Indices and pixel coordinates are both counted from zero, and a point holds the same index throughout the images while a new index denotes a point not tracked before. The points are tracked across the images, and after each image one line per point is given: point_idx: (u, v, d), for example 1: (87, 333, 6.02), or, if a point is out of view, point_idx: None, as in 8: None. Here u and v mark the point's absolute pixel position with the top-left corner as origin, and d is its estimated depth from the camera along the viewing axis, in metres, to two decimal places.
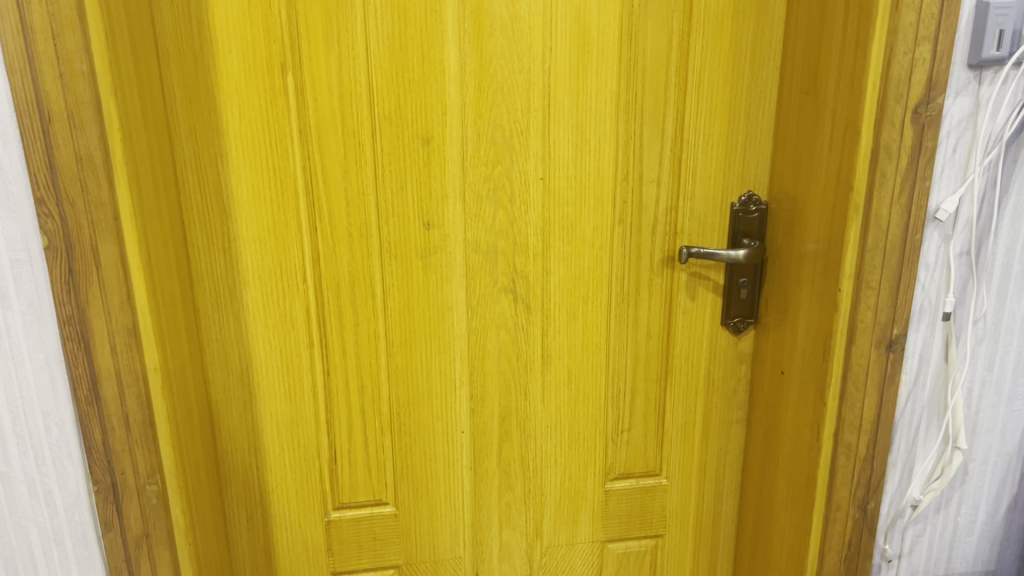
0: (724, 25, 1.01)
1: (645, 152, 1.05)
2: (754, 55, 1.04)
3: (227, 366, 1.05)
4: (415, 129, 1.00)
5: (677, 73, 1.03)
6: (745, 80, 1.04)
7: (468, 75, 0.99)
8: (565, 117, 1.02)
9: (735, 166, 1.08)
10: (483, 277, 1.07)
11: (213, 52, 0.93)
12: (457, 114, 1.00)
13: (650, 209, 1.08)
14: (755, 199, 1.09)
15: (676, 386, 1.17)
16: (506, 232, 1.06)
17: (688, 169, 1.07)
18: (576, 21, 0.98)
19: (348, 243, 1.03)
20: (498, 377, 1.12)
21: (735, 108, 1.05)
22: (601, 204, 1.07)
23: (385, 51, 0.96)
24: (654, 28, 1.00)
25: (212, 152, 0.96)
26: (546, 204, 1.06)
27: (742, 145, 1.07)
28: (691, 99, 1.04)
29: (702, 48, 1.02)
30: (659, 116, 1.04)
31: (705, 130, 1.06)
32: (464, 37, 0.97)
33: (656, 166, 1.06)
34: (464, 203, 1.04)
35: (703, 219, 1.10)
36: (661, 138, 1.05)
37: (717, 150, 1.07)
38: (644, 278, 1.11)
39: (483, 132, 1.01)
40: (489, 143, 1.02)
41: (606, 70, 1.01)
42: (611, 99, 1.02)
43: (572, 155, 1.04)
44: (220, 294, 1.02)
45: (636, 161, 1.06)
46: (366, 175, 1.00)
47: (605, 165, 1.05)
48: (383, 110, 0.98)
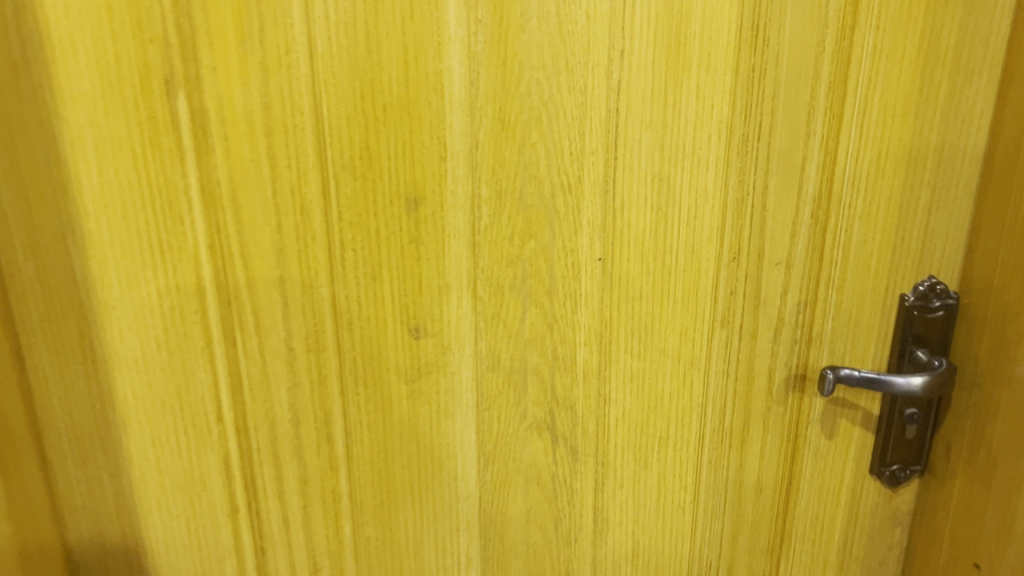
0: (919, 12, 0.60)
1: (770, 218, 0.65)
2: (962, 60, 0.62)
3: (103, 544, 0.67)
4: (395, 186, 0.60)
5: (831, 92, 0.62)
6: (940, 104, 0.63)
7: (483, 96, 0.59)
8: (640, 163, 0.62)
9: (912, 240, 0.67)
10: (504, 409, 0.68)
11: (46, 58, 0.54)
12: (464, 159, 0.61)
13: (773, 304, 0.68)
14: (941, 289, 0.68)
15: (793, 559, 0.77)
16: (542, 343, 0.67)
17: (837, 245, 0.67)
18: (667, 4, 0.58)
19: (288, 362, 0.64)
20: (526, 552, 0.74)
21: (921, 148, 0.64)
22: (693, 299, 0.67)
23: (343, 56, 0.57)
24: (799, 18, 0.59)
25: (55, 223, 0.58)
26: (606, 299, 0.66)
27: (926, 206, 0.66)
28: (848, 134, 0.64)
29: (875, 50, 0.61)
30: (795, 162, 0.64)
31: (869, 183, 0.65)
32: (478, 32, 0.57)
33: (786, 238, 0.66)
34: (475, 298, 0.64)
35: (855, 319, 0.69)
36: (797, 197, 0.65)
37: (886, 215, 0.66)
38: (756, 408, 0.71)
39: (507, 188, 0.62)
40: (516, 208, 0.63)
41: (714, 88, 0.61)
42: (719, 134, 0.62)
43: (651, 223, 0.64)
44: (83, 442, 0.64)
45: (754, 232, 0.66)
46: (315, 256, 0.62)
47: (702, 239, 0.65)
48: (342, 154, 0.59)
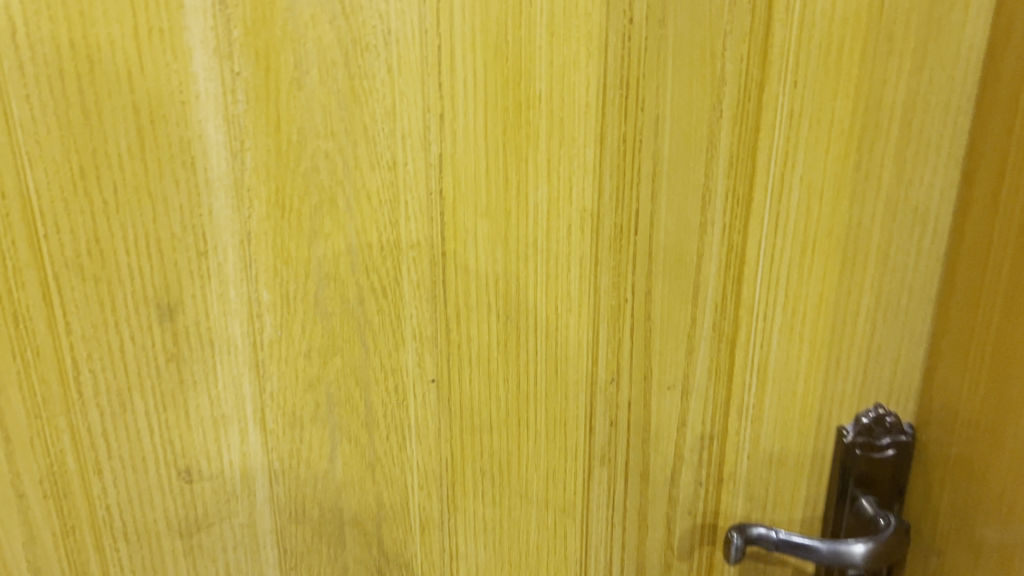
0: (850, 63, 0.44)
1: (658, 331, 0.50)
2: (911, 128, 0.46)
3: None
4: (140, 289, 0.45)
5: (733, 168, 0.46)
6: (882, 187, 0.47)
7: (252, 174, 0.44)
8: (478, 260, 0.47)
9: (848, 362, 0.51)
10: (319, 566, 0.53)
11: None
12: (233, 255, 0.45)
13: (669, 438, 0.52)
14: (892, 423, 0.52)
15: None
16: (361, 488, 0.51)
17: (751, 365, 0.51)
18: (501, 53, 0.43)
19: (22, 516, 0.48)
20: None
21: (859, 242, 0.48)
22: (560, 433, 0.51)
23: (51, 117, 0.41)
24: (683, 72, 0.44)
25: None
26: (445, 431, 0.51)
27: (867, 317, 0.50)
28: (760, 226, 0.47)
29: (792, 114, 0.45)
30: (688, 259, 0.48)
31: (790, 287, 0.49)
32: (237, 89, 0.42)
33: (681, 356, 0.50)
34: (264, 432, 0.49)
35: (778, 457, 0.53)
36: (694, 303, 0.49)
37: (814, 328, 0.50)
38: (652, 564, 0.56)
39: (296, 293, 0.46)
40: (310, 319, 0.47)
41: (572, 165, 0.46)
42: (582, 225, 0.47)
43: (498, 335, 0.49)
44: None
45: (637, 348, 0.50)
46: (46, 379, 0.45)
47: (568, 355, 0.50)
48: (63, 249, 0.43)
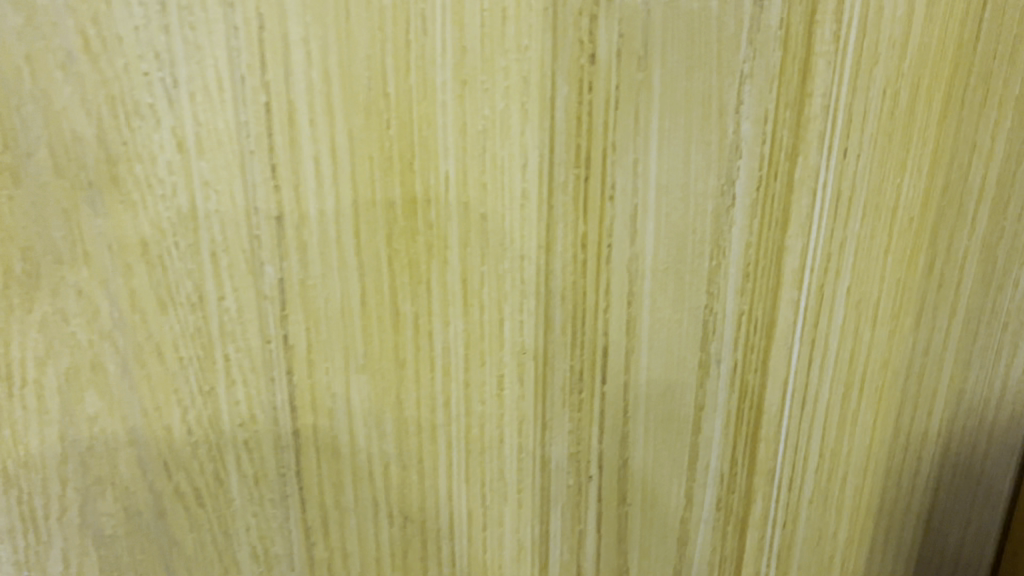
0: (926, 120, 0.29)
1: (637, 520, 0.33)
2: (1005, 211, 0.31)
3: None
4: None
5: (750, 281, 0.30)
6: (958, 297, 0.32)
7: None
8: (353, 441, 0.29)
9: (903, 534, 0.36)
10: None
11: None
12: None
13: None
14: None
15: None
16: None
17: (767, 555, 0.34)
18: (378, 116, 0.25)
19: None
20: None
21: (924, 375, 0.33)
22: None
23: None
24: (678, 140, 0.27)
25: None
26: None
27: (929, 474, 0.35)
28: (788, 360, 0.31)
29: (839, 199, 0.29)
30: (682, 415, 0.31)
31: (828, 443, 0.33)
32: None
33: (672, 550, 0.33)
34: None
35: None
36: (689, 475, 0.32)
37: (856, 494, 0.34)
38: None
39: (45, 515, 0.26)
40: (79, 548, 0.27)
41: (503, 287, 0.28)
42: (520, 376, 0.29)
43: (393, 549, 0.30)
44: None
45: (606, 545, 0.33)
46: None
47: (501, 566, 0.32)
48: None
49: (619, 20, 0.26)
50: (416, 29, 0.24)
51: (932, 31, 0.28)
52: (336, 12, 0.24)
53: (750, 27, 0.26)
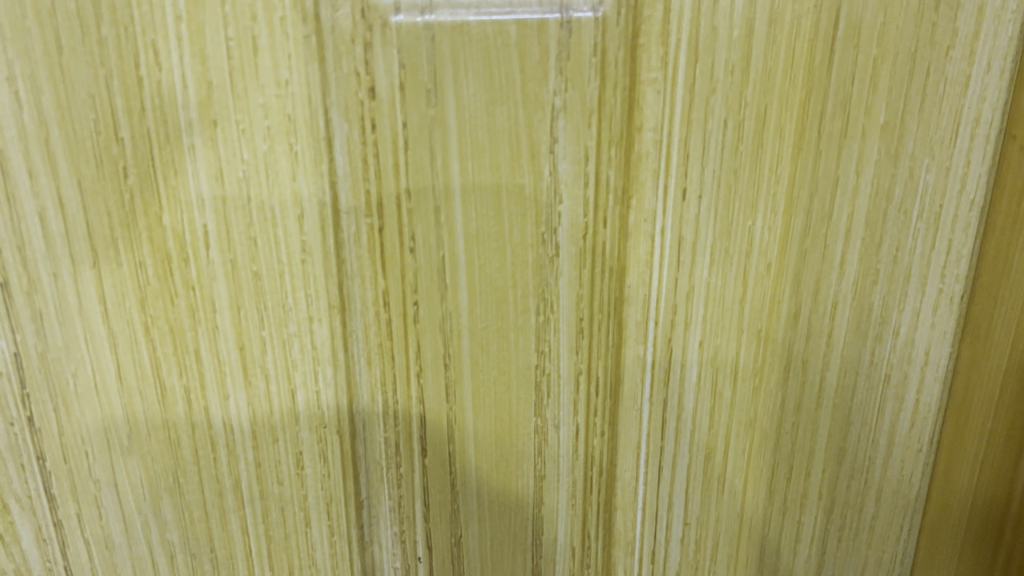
0: (778, 154, 0.25)
1: None
2: (879, 252, 0.27)
3: None
4: None
5: (586, 337, 0.26)
6: (830, 347, 0.28)
7: None
8: (128, 531, 0.25)
9: None
10: None
11: None
12: None
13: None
14: None
15: None
16: None
17: None
18: (112, 163, 0.21)
19: None
20: None
21: (798, 433, 0.29)
22: None
23: None
24: (485, 182, 0.24)
25: None
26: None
27: (812, 543, 0.31)
28: (638, 422, 0.28)
29: (681, 244, 0.26)
30: (520, 488, 0.28)
31: (692, 512, 0.30)
32: None
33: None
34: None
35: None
36: (535, 552, 0.29)
37: (730, 566, 0.31)
38: None
39: None
40: None
41: (290, 355, 0.24)
42: (323, 452, 0.26)
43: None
44: None
45: None
46: None
47: None
48: None
49: (398, 49, 0.22)
50: (146, 62, 0.21)
51: (775, 55, 0.24)
52: (43, 46, 0.20)
53: (557, 54, 0.23)
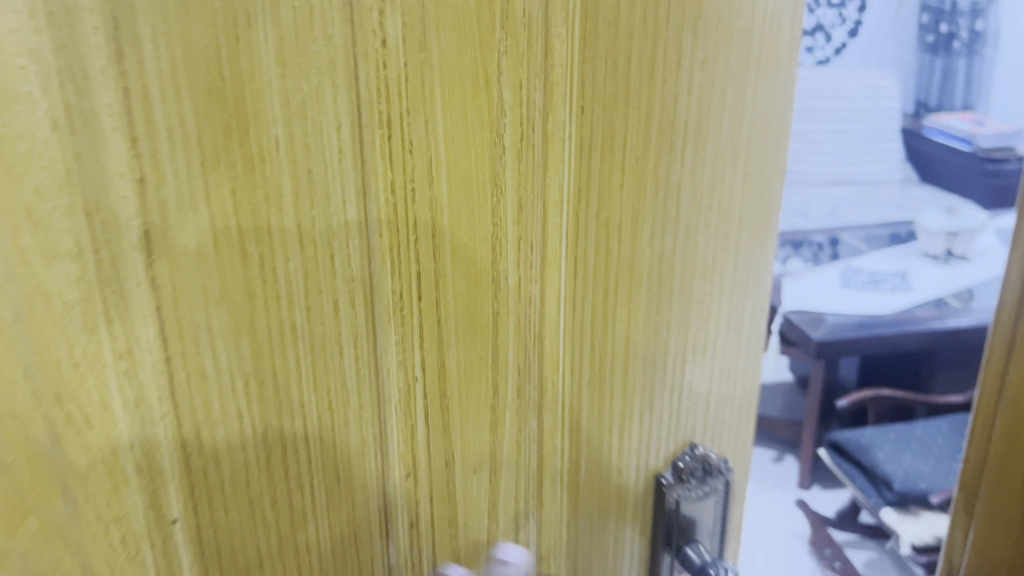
0: (639, 80, 0.39)
1: (456, 408, 0.41)
2: (706, 148, 0.41)
3: None
4: None
5: (523, 210, 0.39)
6: (681, 213, 0.42)
7: None
8: (217, 362, 0.35)
9: (665, 405, 0.46)
10: None
11: None
12: None
13: (479, 533, 0.43)
14: (704, 462, 0.48)
15: None
16: None
17: (560, 427, 0.44)
18: (216, 92, 0.32)
19: None
20: None
21: (663, 276, 0.43)
22: (355, 548, 0.41)
23: None
24: (456, 102, 0.36)
25: None
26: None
27: (676, 356, 0.45)
28: (557, 271, 0.41)
29: (580, 144, 0.39)
30: (483, 322, 0.40)
31: (596, 336, 0.43)
32: None
33: (487, 434, 0.42)
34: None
35: (603, 518, 0.47)
36: (494, 370, 0.41)
37: (624, 376, 0.44)
38: None
39: None
40: None
41: (330, 227, 0.35)
42: (352, 300, 0.37)
43: (257, 451, 0.37)
44: None
45: (434, 433, 0.41)
46: None
47: (350, 459, 0.39)
48: None
49: (401, 14, 0.34)
50: (242, 23, 0.31)
51: (634, 15, 0.38)
52: (177, 11, 0.30)
53: (501, 16, 0.35)
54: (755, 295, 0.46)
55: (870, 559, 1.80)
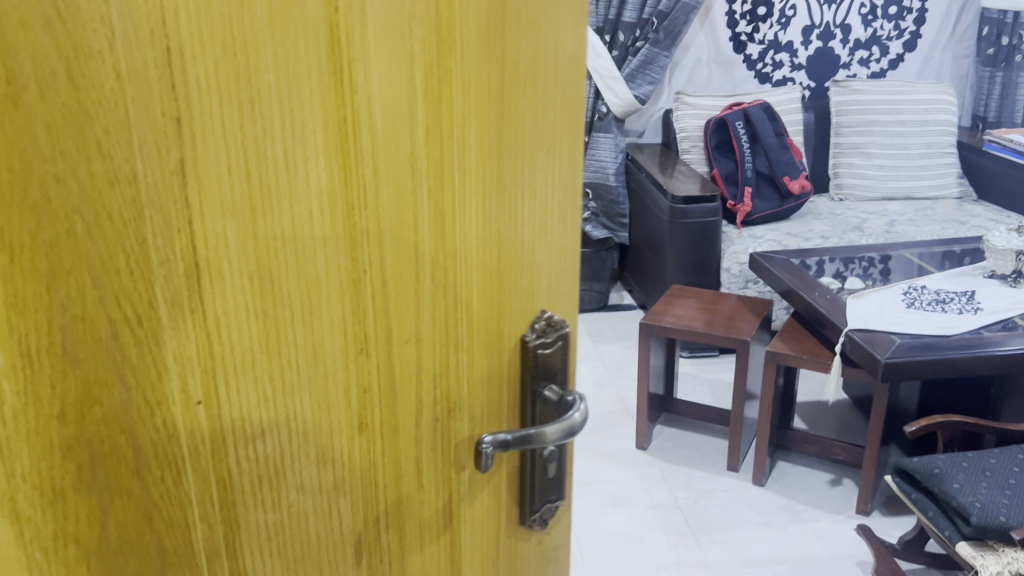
0: (496, 27, 0.52)
1: (393, 293, 0.51)
2: (535, 78, 0.55)
3: None
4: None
5: (430, 130, 0.50)
6: (520, 126, 0.55)
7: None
8: (231, 267, 0.44)
9: (523, 278, 0.59)
10: None
11: None
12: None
13: (406, 405, 0.54)
14: (553, 322, 0.63)
15: None
16: (148, 537, 0.45)
17: (461, 305, 0.55)
18: (224, 43, 0.41)
19: None
20: None
21: (516, 177, 0.56)
22: (327, 415, 0.50)
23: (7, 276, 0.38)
24: (385, 44, 0.46)
25: None
26: (212, 467, 0.46)
27: (527, 241, 0.59)
28: (450, 173, 0.52)
29: (464, 76, 0.51)
30: (408, 221, 0.50)
31: (483, 227, 0.55)
32: None
33: (411, 317, 0.52)
34: (15, 521, 0.41)
35: (481, 386, 0.58)
36: (416, 259, 0.52)
37: (498, 258, 0.57)
38: (409, 519, 0.56)
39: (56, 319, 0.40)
40: (74, 349, 0.41)
41: (302, 147, 0.45)
42: (320, 207, 0.46)
43: (258, 337, 0.46)
44: None
45: (379, 314, 0.51)
46: (74, 542, 0.43)
47: (323, 338, 0.49)
48: None
49: None
50: None
51: None
52: None
53: None
54: (572, 197, 0.62)
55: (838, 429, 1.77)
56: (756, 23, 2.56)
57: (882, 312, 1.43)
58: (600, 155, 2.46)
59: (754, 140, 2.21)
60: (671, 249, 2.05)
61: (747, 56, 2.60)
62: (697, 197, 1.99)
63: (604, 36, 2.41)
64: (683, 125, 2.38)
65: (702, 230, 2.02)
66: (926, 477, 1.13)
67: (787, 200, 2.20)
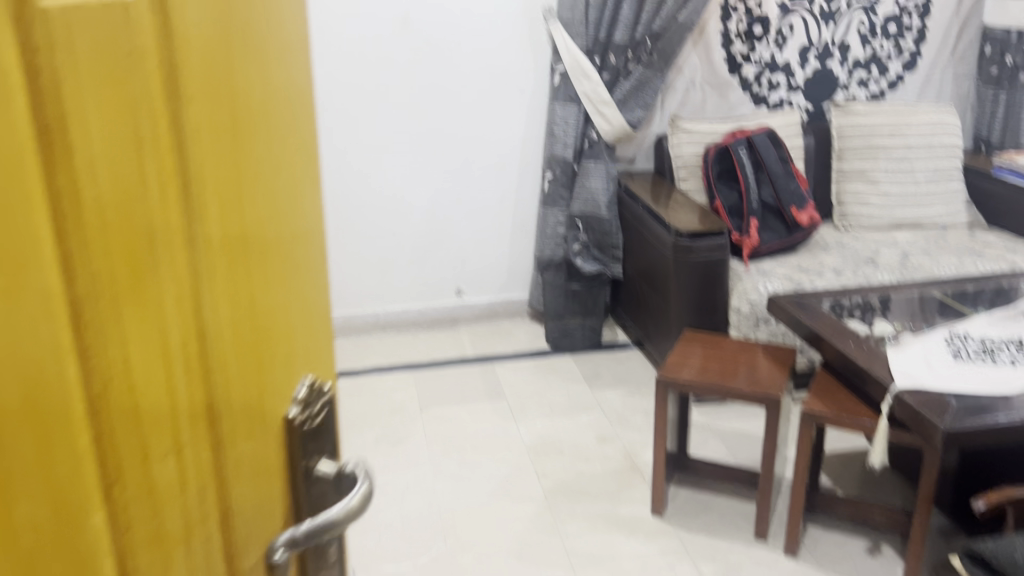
0: (218, 49, 0.40)
1: (145, 417, 0.37)
2: (259, 105, 0.45)
3: None
4: None
5: (165, 191, 0.37)
6: (252, 162, 0.44)
7: None
8: None
9: (279, 344, 0.50)
10: None
11: None
12: None
13: (173, 550, 0.40)
14: (313, 388, 0.54)
15: None
16: None
17: (217, 399, 0.43)
18: None
19: None
20: None
21: (259, 225, 0.46)
22: None
23: None
24: (100, 85, 0.32)
25: None
26: None
27: (280, 300, 0.49)
28: (190, 240, 0.39)
29: (195, 114, 0.38)
30: (153, 317, 0.37)
31: (240, 293, 0.44)
32: None
33: (168, 440, 0.39)
34: None
35: (252, 478, 0.48)
36: (165, 363, 0.38)
37: (252, 326, 0.46)
38: None
39: None
40: None
41: (20, 251, 0.30)
42: (56, 329, 0.32)
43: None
44: None
45: (134, 449, 0.36)
46: None
47: (78, 511, 0.34)
48: None
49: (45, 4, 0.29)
50: None
51: None
52: None
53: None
54: (305, 237, 0.53)
55: (867, 485, 1.61)
56: (752, 43, 2.42)
57: (930, 367, 1.30)
58: (591, 184, 2.29)
59: (759, 168, 2.06)
60: (675, 288, 1.89)
61: (743, 77, 2.46)
62: (704, 232, 1.84)
63: (594, 58, 2.21)
64: (680, 152, 2.23)
65: (709, 268, 1.86)
66: (1007, 565, 1.02)
67: (795, 231, 2.06)
